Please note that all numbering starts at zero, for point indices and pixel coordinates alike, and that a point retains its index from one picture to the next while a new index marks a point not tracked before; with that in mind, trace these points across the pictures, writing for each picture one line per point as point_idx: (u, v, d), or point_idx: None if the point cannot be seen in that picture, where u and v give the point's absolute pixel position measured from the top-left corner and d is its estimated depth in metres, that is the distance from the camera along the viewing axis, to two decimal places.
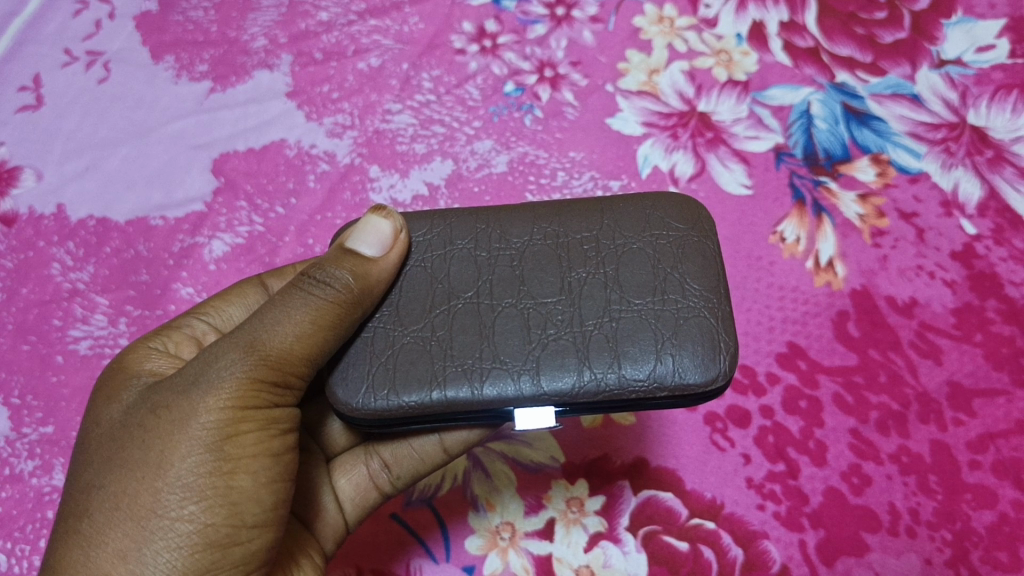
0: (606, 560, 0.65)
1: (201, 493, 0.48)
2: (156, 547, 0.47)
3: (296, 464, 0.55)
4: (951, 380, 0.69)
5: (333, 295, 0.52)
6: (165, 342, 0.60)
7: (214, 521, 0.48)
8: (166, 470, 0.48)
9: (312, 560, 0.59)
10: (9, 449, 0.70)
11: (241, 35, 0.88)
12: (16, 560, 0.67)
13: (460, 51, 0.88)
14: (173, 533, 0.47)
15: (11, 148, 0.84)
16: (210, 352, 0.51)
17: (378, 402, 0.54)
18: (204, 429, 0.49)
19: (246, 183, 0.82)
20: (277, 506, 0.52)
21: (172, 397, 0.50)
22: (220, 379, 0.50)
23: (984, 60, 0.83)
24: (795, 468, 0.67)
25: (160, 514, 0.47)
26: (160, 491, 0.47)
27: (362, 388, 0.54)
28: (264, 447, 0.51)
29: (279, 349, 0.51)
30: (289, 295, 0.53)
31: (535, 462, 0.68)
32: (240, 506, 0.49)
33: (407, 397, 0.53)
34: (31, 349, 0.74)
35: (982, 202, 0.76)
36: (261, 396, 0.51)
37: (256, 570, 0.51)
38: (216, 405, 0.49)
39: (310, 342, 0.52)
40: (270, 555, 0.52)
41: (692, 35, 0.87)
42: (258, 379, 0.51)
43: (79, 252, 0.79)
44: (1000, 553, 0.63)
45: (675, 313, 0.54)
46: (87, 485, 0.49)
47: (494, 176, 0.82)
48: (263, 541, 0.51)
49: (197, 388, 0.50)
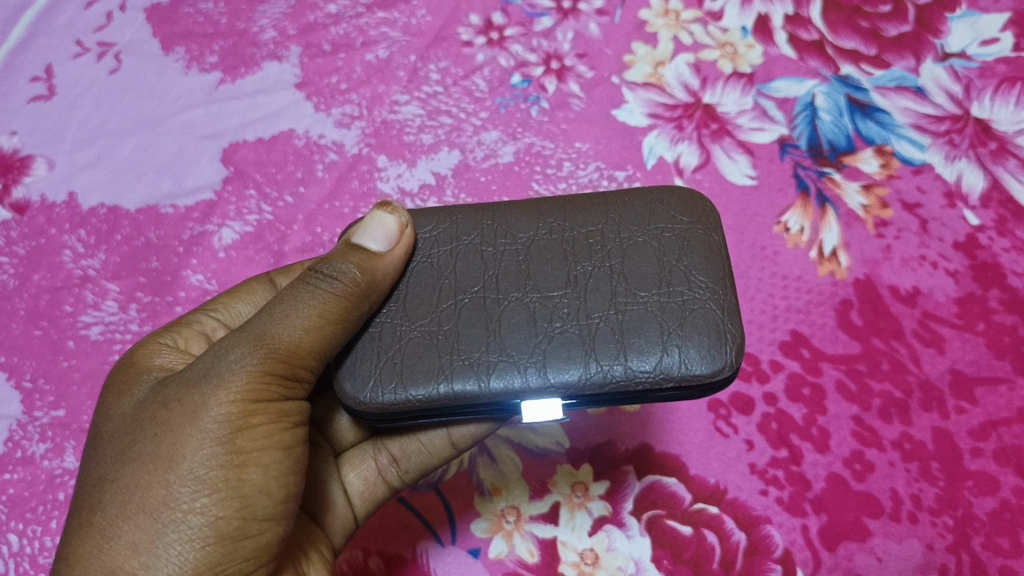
0: (609, 544, 0.66)
1: (213, 486, 0.49)
2: (168, 540, 0.48)
3: (306, 457, 0.56)
4: (953, 369, 0.69)
5: (341, 289, 0.53)
6: (175, 338, 0.61)
7: (225, 514, 0.49)
8: (177, 463, 0.49)
9: (321, 554, 0.60)
10: (21, 432, 0.71)
11: (250, 27, 0.89)
12: (28, 541, 0.68)
13: (468, 44, 0.89)
14: (185, 526, 0.48)
15: (23, 137, 0.85)
16: (220, 346, 0.52)
17: (386, 395, 0.55)
18: (215, 422, 0.50)
19: (255, 172, 0.82)
20: (287, 500, 0.53)
21: (183, 391, 0.51)
22: (230, 372, 0.51)
23: (988, 53, 0.84)
24: (798, 454, 0.67)
25: (171, 506, 0.48)
26: (172, 483, 0.48)
27: (369, 382, 0.55)
28: (274, 441, 0.52)
29: (288, 342, 0.52)
30: (297, 290, 0.54)
31: (540, 447, 0.69)
32: (250, 499, 0.50)
33: (414, 390, 0.54)
34: (42, 335, 0.75)
35: (985, 193, 0.77)
36: (270, 389, 0.52)
37: (268, 562, 0.52)
38: (227, 399, 0.50)
39: (318, 336, 0.53)
40: (280, 548, 0.53)
41: (697, 28, 0.88)
42: (267, 372, 0.51)
43: (90, 240, 0.80)
44: (1001, 539, 0.63)
45: (680, 305, 0.55)
46: (100, 479, 0.50)
47: (500, 166, 0.82)
48: (273, 533, 0.52)
49: (207, 382, 0.51)
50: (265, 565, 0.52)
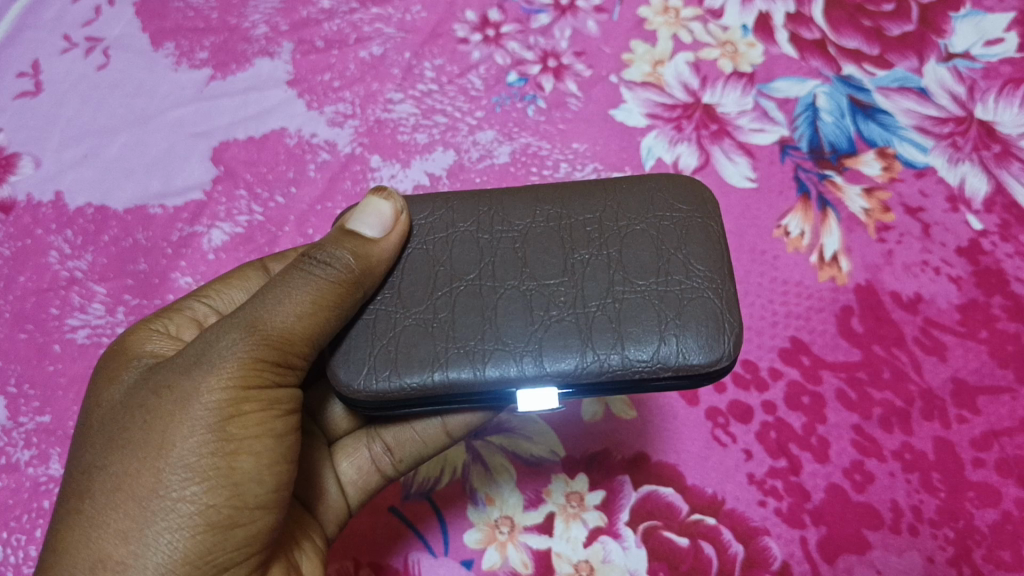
0: (605, 555, 0.64)
1: (204, 474, 0.48)
2: (157, 528, 0.46)
3: (299, 447, 0.54)
4: (955, 377, 0.68)
5: (334, 275, 0.52)
6: (166, 324, 0.60)
7: (216, 502, 0.48)
8: (167, 450, 0.47)
9: (315, 544, 0.59)
10: (5, 438, 0.70)
11: (242, 22, 0.87)
12: (12, 550, 0.66)
13: (463, 41, 0.87)
14: (175, 514, 0.47)
15: (9, 134, 0.83)
16: (211, 332, 0.51)
17: (380, 383, 0.53)
18: (206, 408, 0.48)
19: (246, 172, 0.81)
20: (279, 488, 0.51)
21: (173, 377, 0.49)
22: (221, 358, 0.49)
23: (993, 53, 0.82)
24: (797, 464, 0.66)
25: (161, 494, 0.47)
26: (162, 471, 0.47)
27: (363, 369, 0.53)
28: (267, 428, 0.51)
29: (281, 329, 0.51)
30: (290, 276, 0.52)
31: (535, 456, 0.68)
32: (242, 487, 0.49)
33: (408, 378, 0.53)
34: (28, 338, 0.74)
35: (989, 197, 0.75)
36: (262, 376, 0.50)
37: (259, 552, 0.51)
38: (218, 385, 0.49)
39: (311, 322, 0.51)
40: (273, 537, 0.52)
41: (697, 26, 0.86)
42: (259, 359, 0.50)
43: (77, 241, 0.78)
44: (1003, 551, 0.62)
45: (678, 294, 0.53)
46: (89, 466, 0.48)
47: (496, 167, 0.81)
48: (265, 522, 0.51)
49: (199, 368, 0.49)
50: (257, 554, 0.51)
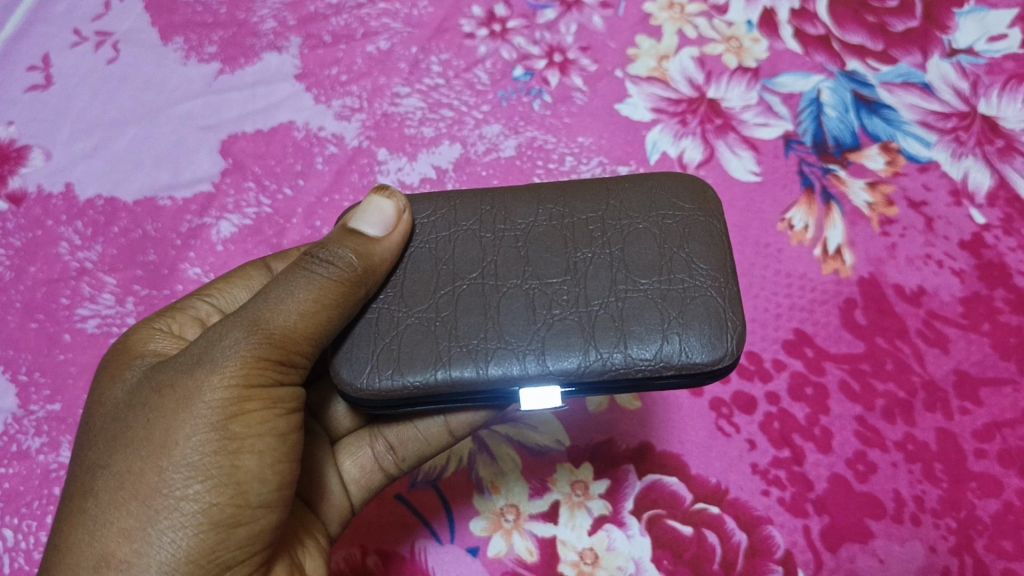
0: (609, 543, 0.65)
1: (207, 473, 0.48)
2: (160, 527, 0.47)
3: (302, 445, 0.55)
4: (958, 369, 0.69)
5: (337, 274, 0.53)
6: (169, 324, 0.60)
7: (219, 501, 0.48)
8: (170, 449, 0.48)
9: (318, 542, 0.59)
10: (16, 426, 0.71)
11: (250, 17, 0.88)
12: (23, 536, 0.67)
13: (470, 35, 0.88)
14: (178, 512, 0.47)
15: (20, 127, 0.84)
16: (214, 331, 0.52)
17: (383, 381, 0.54)
18: (209, 407, 0.49)
19: (255, 164, 0.81)
20: (282, 486, 0.52)
21: (177, 376, 0.50)
22: (224, 357, 0.50)
23: (996, 49, 0.83)
24: (800, 455, 0.67)
25: (164, 493, 0.47)
26: (165, 470, 0.48)
27: (366, 368, 0.54)
28: (269, 427, 0.51)
29: (283, 328, 0.51)
30: (292, 275, 0.53)
31: (540, 445, 0.68)
32: (245, 485, 0.49)
33: (411, 376, 0.54)
34: (38, 328, 0.75)
35: (992, 192, 0.76)
36: (265, 375, 0.51)
37: (262, 551, 0.52)
38: (221, 384, 0.50)
39: (314, 320, 0.52)
40: (275, 536, 0.53)
41: (702, 22, 0.87)
42: (261, 358, 0.51)
43: (87, 232, 0.79)
44: (1004, 541, 0.63)
45: (681, 292, 0.54)
46: (93, 465, 0.49)
47: (502, 160, 0.81)
48: (268, 521, 0.51)
49: (201, 368, 0.50)
50: (260, 553, 0.52)
